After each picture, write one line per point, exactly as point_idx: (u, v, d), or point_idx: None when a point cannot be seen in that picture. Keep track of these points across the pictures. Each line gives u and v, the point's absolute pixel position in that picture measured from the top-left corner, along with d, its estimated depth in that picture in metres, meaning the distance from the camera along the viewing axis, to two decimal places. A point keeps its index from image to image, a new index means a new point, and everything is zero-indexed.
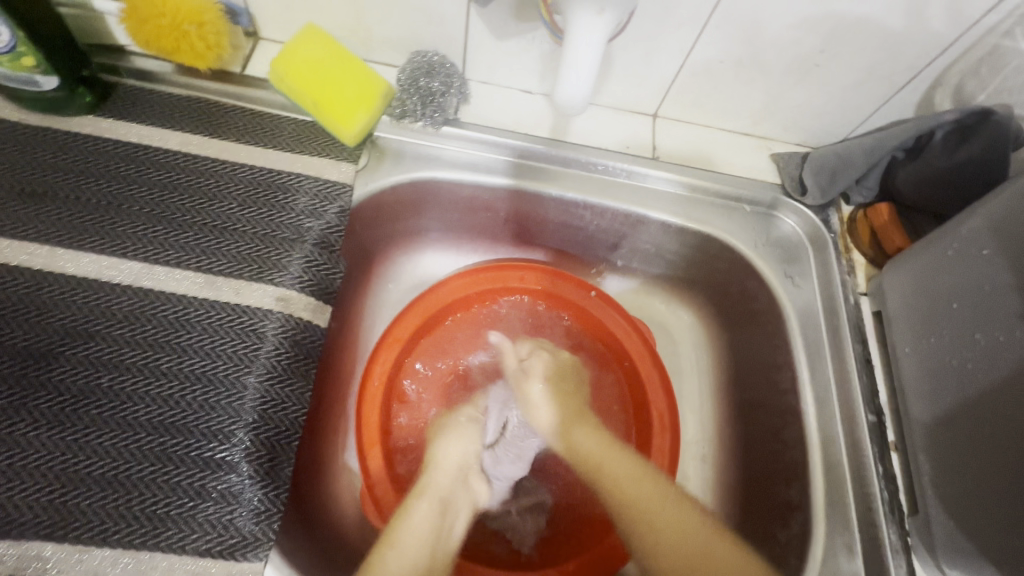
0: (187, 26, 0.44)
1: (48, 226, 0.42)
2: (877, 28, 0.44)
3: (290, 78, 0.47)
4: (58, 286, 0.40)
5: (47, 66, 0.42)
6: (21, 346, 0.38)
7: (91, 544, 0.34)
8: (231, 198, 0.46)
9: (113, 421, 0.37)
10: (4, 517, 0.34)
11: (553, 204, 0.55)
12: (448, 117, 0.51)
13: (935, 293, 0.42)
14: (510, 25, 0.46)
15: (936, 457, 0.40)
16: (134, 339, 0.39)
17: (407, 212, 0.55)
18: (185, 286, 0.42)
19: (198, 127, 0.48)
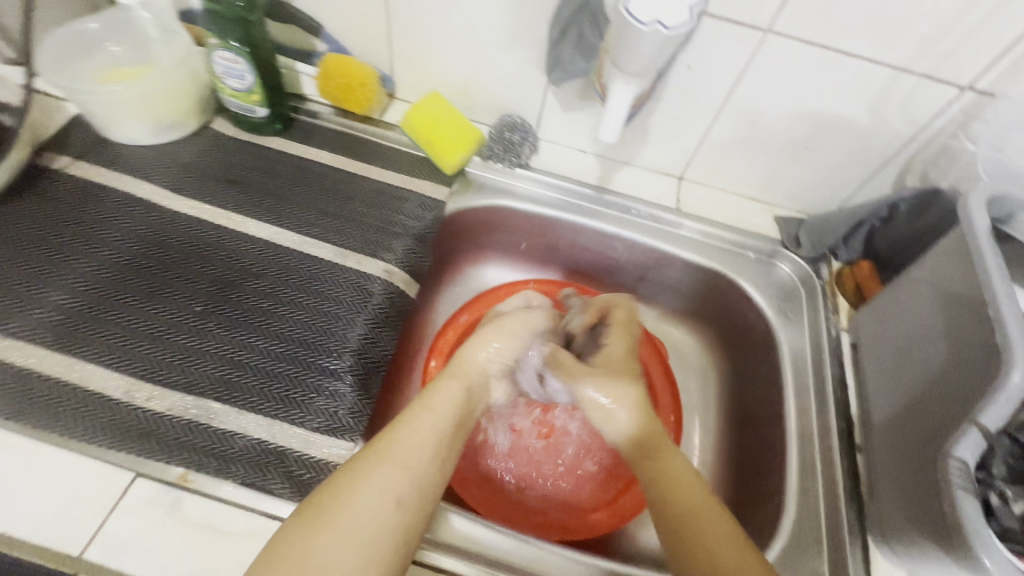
0: (356, 85, 0.65)
1: (241, 201, 0.61)
2: (849, 123, 0.59)
3: (414, 124, 0.67)
4: (243, 241, 0.58)
5: (265, 101, 0.63)
6: (214, 276, 0.55)
7: (244, 408, 0.48)
8: (362, 200, 0.64)
9: (267, 332, 0.53)
10: (191, 381, 0.48)
11: (594, 234, 0.70)
12: (521, 162, 0.69)
13: (893, 322, 0.53)
14: (575, 101, 0.65)
15: (885, 449, 0.49)
16: (287, 282, 0.56)
17: (481, 231, 0.72)
18: (325, 253, 0.59)
19: (346, 152, 0.68)
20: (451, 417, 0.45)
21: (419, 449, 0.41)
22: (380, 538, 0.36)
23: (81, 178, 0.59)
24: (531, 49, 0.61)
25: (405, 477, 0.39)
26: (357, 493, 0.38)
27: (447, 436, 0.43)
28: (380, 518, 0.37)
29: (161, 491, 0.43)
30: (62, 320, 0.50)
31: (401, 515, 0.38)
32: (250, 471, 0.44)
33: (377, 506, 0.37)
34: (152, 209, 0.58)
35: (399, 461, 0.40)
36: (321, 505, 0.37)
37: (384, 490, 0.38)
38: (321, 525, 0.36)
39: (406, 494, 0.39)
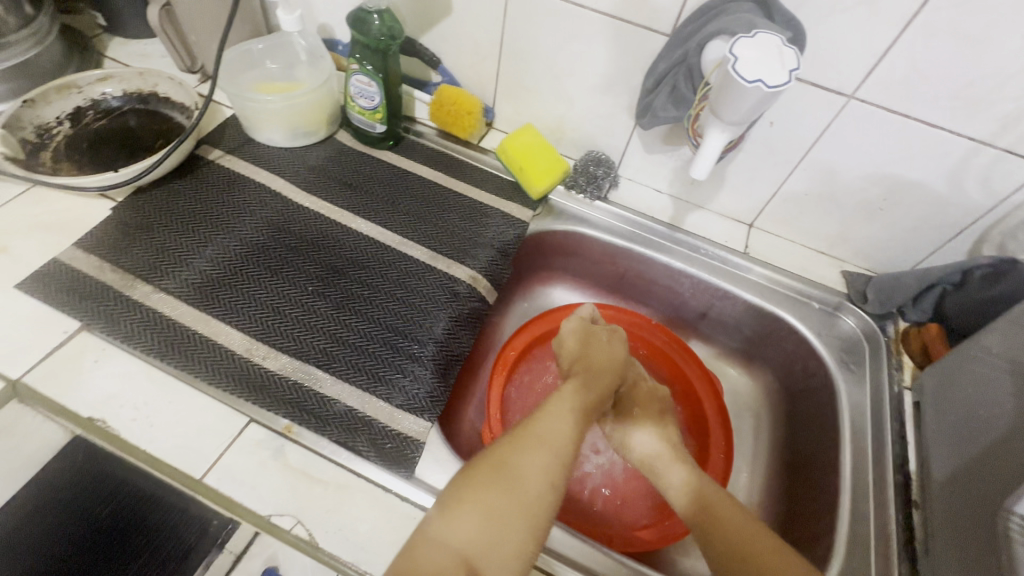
0: (463, 113, 0.74)
1: (353, 202, 0.69)
2: (926, 189, 0.61)
3: (509, 151, 0.74)
4: (352, 236, 0.66)
5: (385, 120, 0.72)
6: (326, 262, 0.63)
7: (341, 377, 0.54)
8: (455, 213, 0.71)
9: (365, 316, 0.60)
10: (299, 348, 0.55)
11: (662, 268, 0.74)
12: (601, 195, 0.75)
13: (960, 383, 0.54)
14: (658, 144, 0.70)
15: (943, 506, 0.49)
16: (386, 275, 0.63)
17: (556, 254, 0.78)
18: (420, 254, 0.66)
19: (445, 170, 0.76)
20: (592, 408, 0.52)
21: (565, 437, 0.47)
22: (543, 507, 0.42)
23: (228, 168, 0.69)
24: (623, 95, 0.68)
25: (553, 457, 0.45)
26: (520, 463, 0.44)
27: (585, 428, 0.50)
28: (538, 487, 0.43)
29: (269, 437, 0.49)
30: (202, 282, 0.58)
31: (552, 490, 0.43)
32: (343, 432, 0.50)
33: (537, 477, 0.43)
34: (282, 200, 0.68)
35: (552, 444, 0.46)
36: (491, 467, 0.43)
37: (541, 465, 0.44)
38: (494, 484, 0.42)
39: (555, 472, 0.44)
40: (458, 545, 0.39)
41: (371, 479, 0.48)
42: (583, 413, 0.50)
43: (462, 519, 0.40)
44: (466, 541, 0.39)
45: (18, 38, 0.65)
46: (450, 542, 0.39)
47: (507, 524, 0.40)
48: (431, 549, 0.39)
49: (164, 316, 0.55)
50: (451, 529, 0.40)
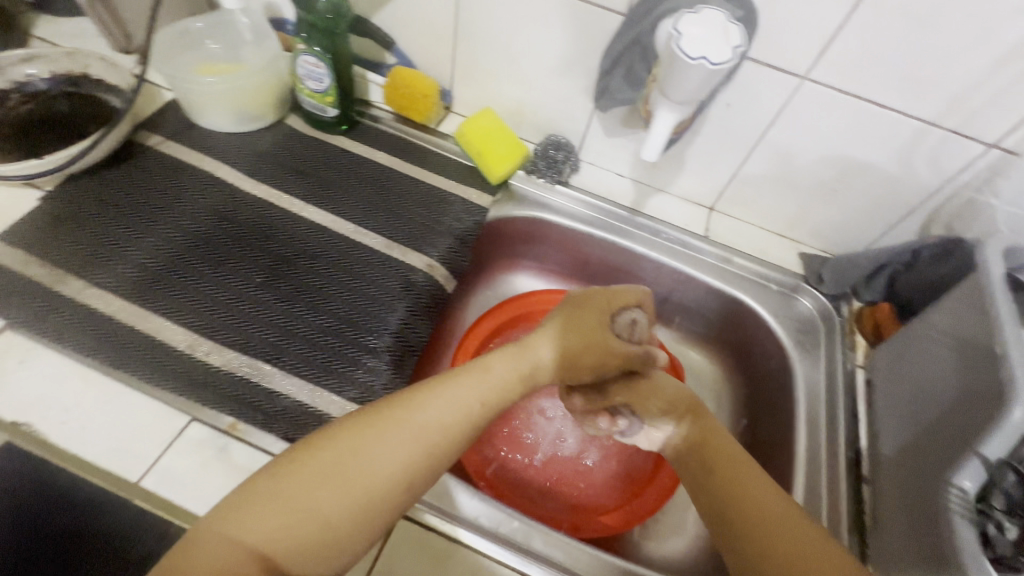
0: (418, 96, 0.71)
1: (304, 190, 0.67)
2: (878, 169, 0.62)
3: (467, 136, 0.72)
4: (303, 225, 0.63)
5: (337, 103, 0.69)
6: (275, 253, 0.60)
7: (290, 372, 0.52)
8: (413, 200, 0.69)
9: (317, 307, 0.57)
10: (245, 343, 0.53)
11: (624, 254, 0.73)
12: (562, 179, 0.74)
13: (908, 360, 0.55)
14: (618, 128, 0.70)
15: (891, 480, 0.50)
16: (339, 266, 0.61)
17: (519, 240, 0.77)
18: (375, 243, 0.64)
19: (402, 156, 0.73)
20: (500, 395, 0.47)
21: (438, 427, 0.42)
22: (377, 503, 0.39)
23: (169, 155, 0.66)
24: (582, 77, 0.66)
25: (415, 447, 0.41)
26: (371, 454, 0.40)
27: (473, 417, 0.45)
28: (385, 482, 0.39)
29: (211, 436, 0.47)
30: (139, 275, 0.55)
31: (402, 491, 0.40)
32: (291, 428, 0.49)
33: (384, 473, 0.39)
34: (227, 188, 0.64)
35: (416, 437, 0.41)
36: (337, 454, 0.39)
37: (395, 459, 0.40)
38: (329, 473, 0.38)
39: (412, 470, 0.41)
40: (252, 538, 0.34)
41: None
42: (483, 404, 0.45)
43: (272, 508, 0.36)
44: (268, 538, 0.35)
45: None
46: (248, 539, 0.34)
47: (329, 521, 0.37)
48: (220, 545, 0.34)
49: (97, 312, 0.52)
50: (254, 521, 0.35)
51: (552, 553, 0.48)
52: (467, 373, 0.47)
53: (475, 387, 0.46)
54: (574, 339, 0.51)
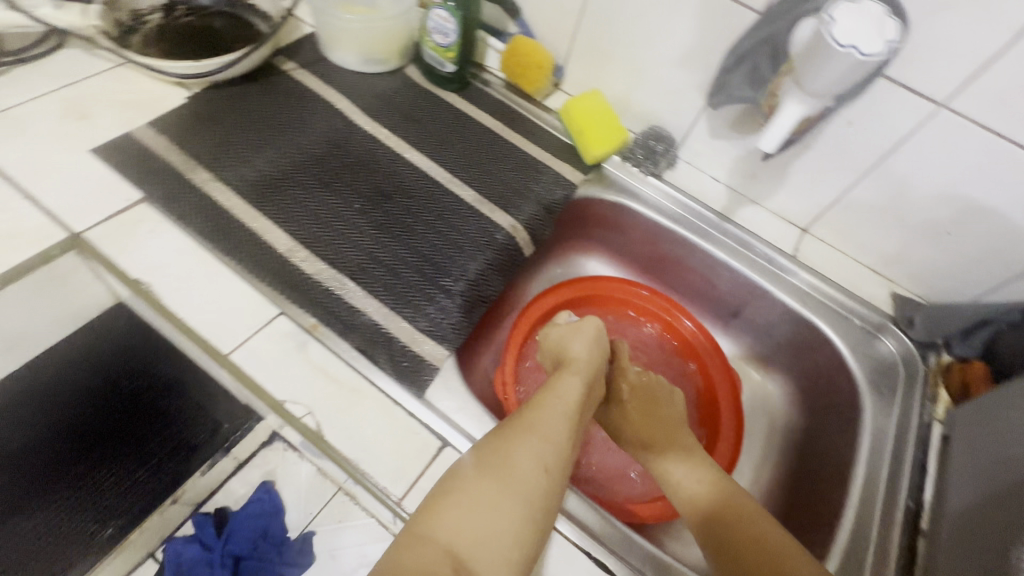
0: (532, 66, 0.73)
1: (410, 135, 0.70)
2: (1002, 217, 0.58)
3: (570, 112, 0.73)
4: (404, 166, 0.67)
5: (456, 60, 0.73)
6: (374, 184, 0.64)
7: (370, 292, 0.56)
8: (508, 163, 0.71)
9: (403, 240, 0.61)
10: (336, 257, 0.57)
11: (703, 258, 0.72)
12: (655, 172, 0.74)
13: (996, 420, 0.51)
14: (724, 130, 0.69)
15: (954, 537, 0.47)
16: (430, 209, 0.64)
17: (599, 223, 0.77)
18: (466, 196, 0.67)
19: (505, 121, 0.76)
20: (586, 391, 0.52)
21: (558, 419, 0.47)
22: (537, 489, 0.42)
23: (298, 81, 0.71)
24: (699, 72, 0.66)
25: (544, 436, 0.45)
26: (518, 446, 0.44)
27: (580, 411, 0.49)
28: (536, 470, 0.43)
29: (295, 330, 0.51)
30: (255, 180, 0.60)
31: (549, 478, 0.43)
32: (363, 340, 0.52)
33: (533, 464, 0.43)
34: (341, 119, 0.69)
35: (544, 427, 0.46)
36: (484, 456, 0.43)
37: (535, 449, 0.44)
38: (484, 473, 0.42)
39: (552, 455, 0.44)
40: (444, 540, 0.38)
41: (382, 389, 0.50)
42: (575, 395, 0.50)
43: (452, 515, 0.39)
44: (454, 534, 0.38)
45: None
46: (437, 535, 0.38)
47: (503, 515, 0.40)
48: (415, 546, 0.38)
49: (215, 203, 0.57)
50: (442, 522, 0.39)
51: (583, 518, 0.49)
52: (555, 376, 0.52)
53: (571, 385, 0.51)
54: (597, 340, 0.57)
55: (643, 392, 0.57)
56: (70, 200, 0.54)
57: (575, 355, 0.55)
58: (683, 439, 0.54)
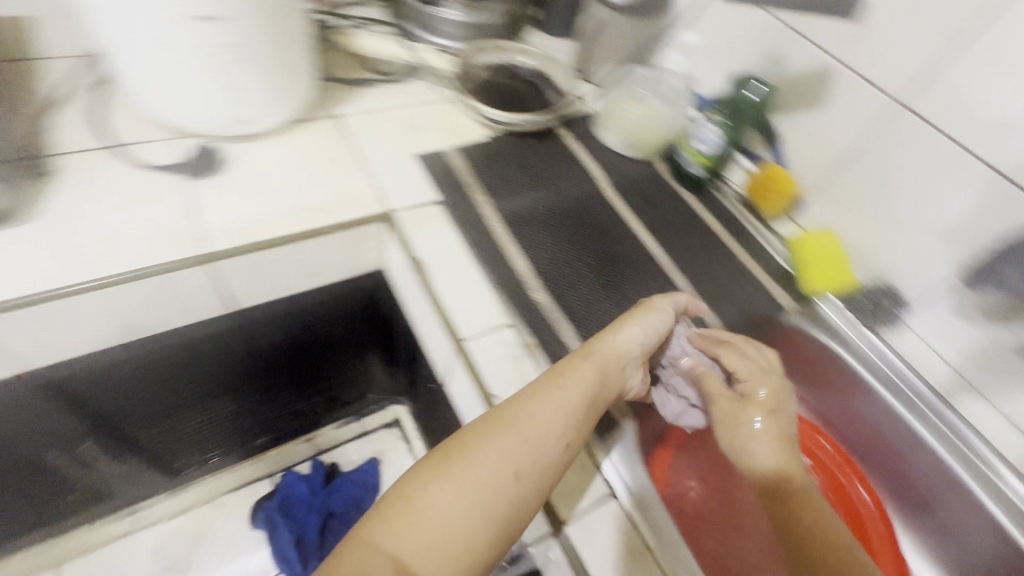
0: (775, 191, 0.79)
1: (646, 217, 0.79)
2: None
3: (799, 244, 0.76)
4: (631, 241, 0.75)
5: (708, 164, 0.83)
6: (604, 248, 0.73)
7: (579, 336, 0.62)
8: (723, 267, 0.76)
9: (617, 302, 0.67)
10: (559, 297, 0.65)
11: (902, 429, 0.68)
12: (875, 326, 0.73)
13: None
14: (971, 310, 0.65)
15: None
16: (645, 283, 0.71)
17: (793, 353, 0.76)
18: (680, 283, 0.72)
19: (730, 230, 0.81)
20: (586, 390, 0.50)
21: (543, 422, 0.46)
22: (496, 496, 0.41)
23: (566, 147, 0.85)
24: (959, 247, 0.64)
25: (520, 437, 0.44)
26: (483, 449, 0.43)
27: (572, 412, 0.48)
28: (499, 476, 0.42)
29: (514, 344, 0.60)
30: (516, 214, 0.73)
31: (519, 485, 0.43)
32: None
33: (496, 467, 0.42)
34: (592, 186, 0.80)
35: (523, 430, 0.45)
36: (444, 456, 0.42)
37: (502, 452, 0.43)
38: (445, 475, 0.41)
39: (521, 463, 0.43)
40: (391, 547, 0.37)
41: None
42: (566, 389, 0.49)
43: (406, 526, 0.38)
44: (404, 544, 0.37)
45: (488, 8, 0.92)
46: (383, 543, 0.37)
47: (457, 523, 0.39)
48: (360, 553, 0.36)
49: (484, 220, 0.70)
50: (394, 529, 0.38)
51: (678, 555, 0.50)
52: (550, 380, 0.49)
53: (568, 385, 0.49)
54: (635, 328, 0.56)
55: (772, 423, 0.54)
56: (392, 184, 0.72)
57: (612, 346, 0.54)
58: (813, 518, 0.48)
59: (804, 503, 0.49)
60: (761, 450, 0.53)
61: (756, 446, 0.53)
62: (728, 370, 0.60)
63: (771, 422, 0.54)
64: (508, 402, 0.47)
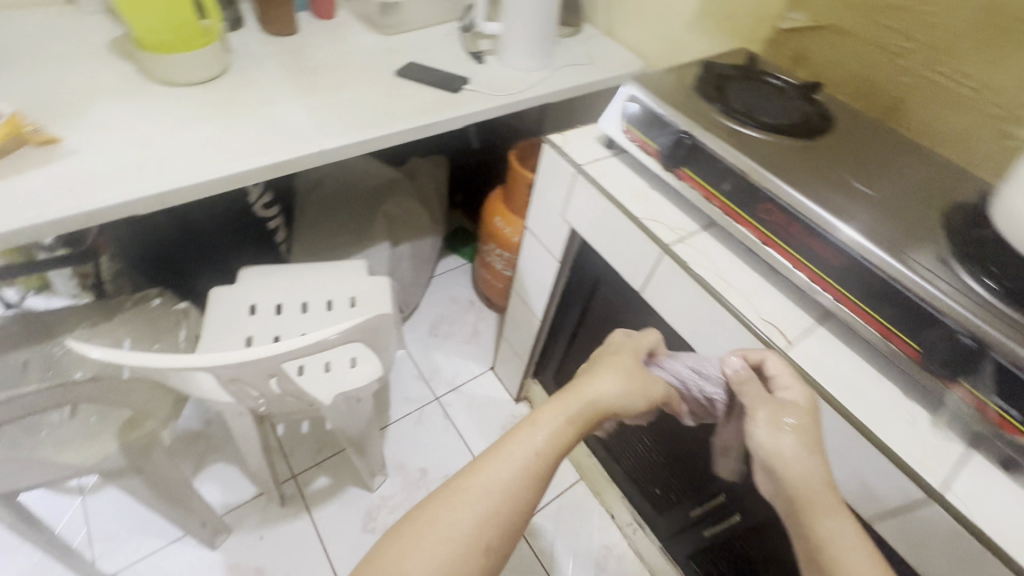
0: None
1: None
2: None
3: None
4: None
5: None
6: None
7: None
8: None
9: None
10: None
11: None
12: None
13: None
14: None
15: None
16: None
17: None
18: None
19: None
20: (564, 441, 0.54)
21: (517, 473, 0.51)
22: (464, 559, 0.48)
23: None
24: None
25: (487, 503, 0.50)
26: (439, 518, 0.49)
27: (551, 455, 0.53)
28: (461, 543, 0.48)
29: None
30: None
31: (488, 550, 0.49)
32: None
33: (462, 529, 0.48)
34: None
35: (478, 492, 0.50)
36: (409, 525, 0.49)
37: (474, 517, 0.49)
38: (401, 549, 0.48)
39: (484, 530, 0.49)
40: None
41: None
42: (540, 448, 0.53)
43: None
44: None
45: None
46: None
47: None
48: None
49: None
50: None
51: None
52: (519, 429, 0.54)
53: (523, 452, 0.52)
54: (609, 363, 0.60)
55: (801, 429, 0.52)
56: None
57: (598, 389, 0.56)
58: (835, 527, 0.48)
59: (824, 521, 0.48)
60: (789, 445, 0.51)
61: (788, 444, 0.51)
62: (770, 376, 0.57)
63: (791, 439, 0.52)
64: (488, 455, 0.53)
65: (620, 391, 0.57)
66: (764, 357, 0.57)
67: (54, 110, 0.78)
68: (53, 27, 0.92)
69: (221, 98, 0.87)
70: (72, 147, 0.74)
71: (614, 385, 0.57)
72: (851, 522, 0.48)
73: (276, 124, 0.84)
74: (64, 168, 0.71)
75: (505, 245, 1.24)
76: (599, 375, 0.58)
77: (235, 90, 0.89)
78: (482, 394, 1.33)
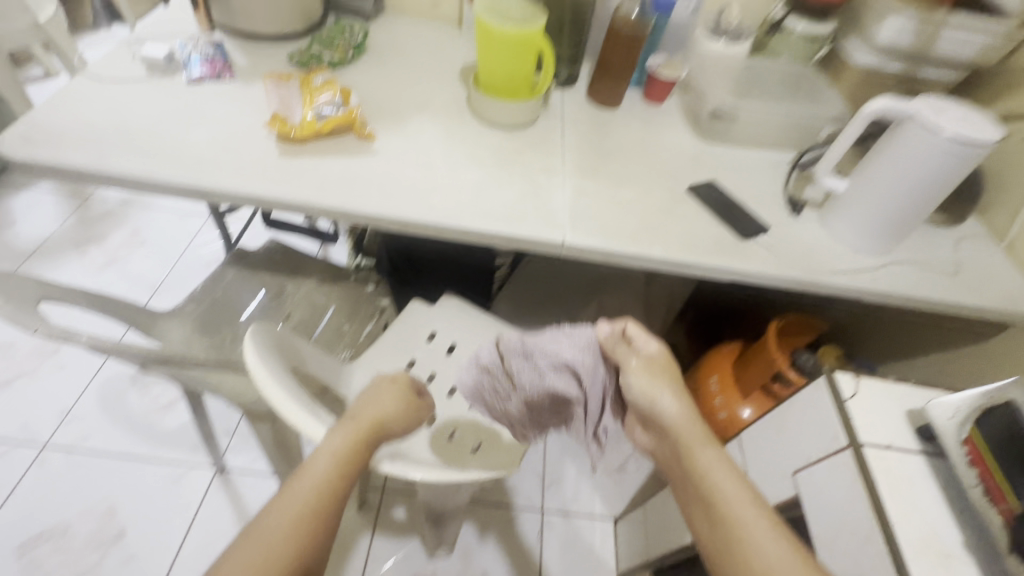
0: None
1: None
2: None
3: None
4: None
5: None
6: None
7: None
8: None
9: None
10: None
11: None
12: None
13: None
14: None
15: None
16: None
17: None
18: None
19: None
20: (345, 462, 0.53)
21: (302, 510, 0.48)
22: None
23: None
24: None
25: (267, 551, 0.45)
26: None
27: (341, 483, 0.51)
28: None
29: None
30: None
31: None
32: None
33: None
34: None
35: (263, 538, 0.46)
36: None
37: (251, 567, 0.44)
38: None
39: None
40: None
41: None
42: (331, 477, 0.51)
43: None
44: None
45: None
46: None
47: None
48: None
49: None
50: None
51: None
52: (304, 467, 0.51)
53: (307, 486, 0.50)
54: (389, 389, 0.63)
55: (662, 373, 0.61)
56: None
57: (370, 408, 0.59)
58: (708, 458, 0.54)
59: (702, 455, 0.55)
60: (663, 398, 0.59)
61: (656, 390, 0.59)
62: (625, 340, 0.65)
63: (654, 383, 0.60)
64: (271, 502, 0.48)
65: (389, 407, 0.60)
66: (626, 324, 0.65)
67: (386, 112, 0.89)
68: (432, 41, 1.07)
69: (509, 150, 0.88)
70: (376, 149, 0.82)
71: (386, 404, 0.60)
72: (718, 450, 0.55)
73: (537, 197, 0.80)
74: (358, 165, 0.79)
75: (704, 414, 1.00)
76: (370, 398, 0.60)
77: (525, 147, 0.89)
78: (586, 539, 1.13)
